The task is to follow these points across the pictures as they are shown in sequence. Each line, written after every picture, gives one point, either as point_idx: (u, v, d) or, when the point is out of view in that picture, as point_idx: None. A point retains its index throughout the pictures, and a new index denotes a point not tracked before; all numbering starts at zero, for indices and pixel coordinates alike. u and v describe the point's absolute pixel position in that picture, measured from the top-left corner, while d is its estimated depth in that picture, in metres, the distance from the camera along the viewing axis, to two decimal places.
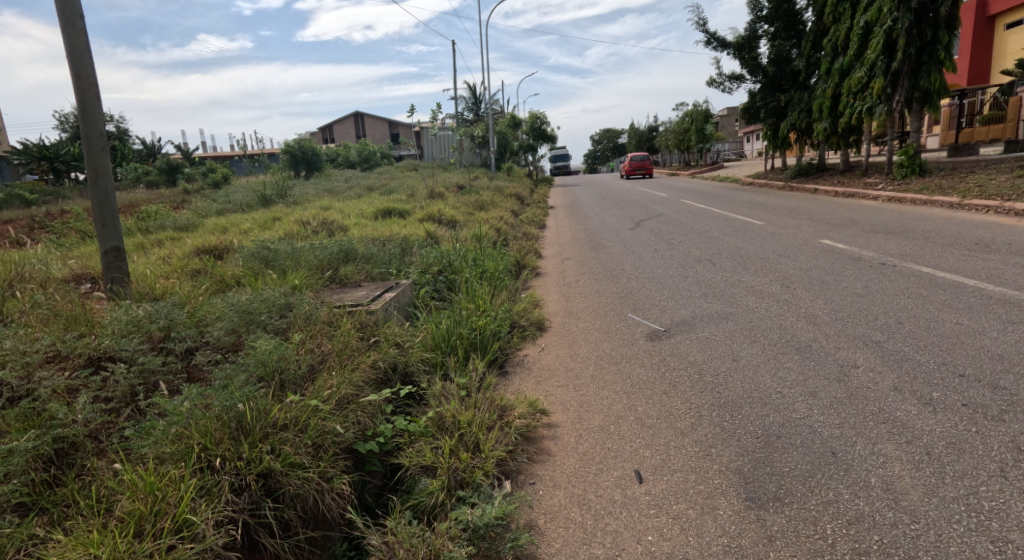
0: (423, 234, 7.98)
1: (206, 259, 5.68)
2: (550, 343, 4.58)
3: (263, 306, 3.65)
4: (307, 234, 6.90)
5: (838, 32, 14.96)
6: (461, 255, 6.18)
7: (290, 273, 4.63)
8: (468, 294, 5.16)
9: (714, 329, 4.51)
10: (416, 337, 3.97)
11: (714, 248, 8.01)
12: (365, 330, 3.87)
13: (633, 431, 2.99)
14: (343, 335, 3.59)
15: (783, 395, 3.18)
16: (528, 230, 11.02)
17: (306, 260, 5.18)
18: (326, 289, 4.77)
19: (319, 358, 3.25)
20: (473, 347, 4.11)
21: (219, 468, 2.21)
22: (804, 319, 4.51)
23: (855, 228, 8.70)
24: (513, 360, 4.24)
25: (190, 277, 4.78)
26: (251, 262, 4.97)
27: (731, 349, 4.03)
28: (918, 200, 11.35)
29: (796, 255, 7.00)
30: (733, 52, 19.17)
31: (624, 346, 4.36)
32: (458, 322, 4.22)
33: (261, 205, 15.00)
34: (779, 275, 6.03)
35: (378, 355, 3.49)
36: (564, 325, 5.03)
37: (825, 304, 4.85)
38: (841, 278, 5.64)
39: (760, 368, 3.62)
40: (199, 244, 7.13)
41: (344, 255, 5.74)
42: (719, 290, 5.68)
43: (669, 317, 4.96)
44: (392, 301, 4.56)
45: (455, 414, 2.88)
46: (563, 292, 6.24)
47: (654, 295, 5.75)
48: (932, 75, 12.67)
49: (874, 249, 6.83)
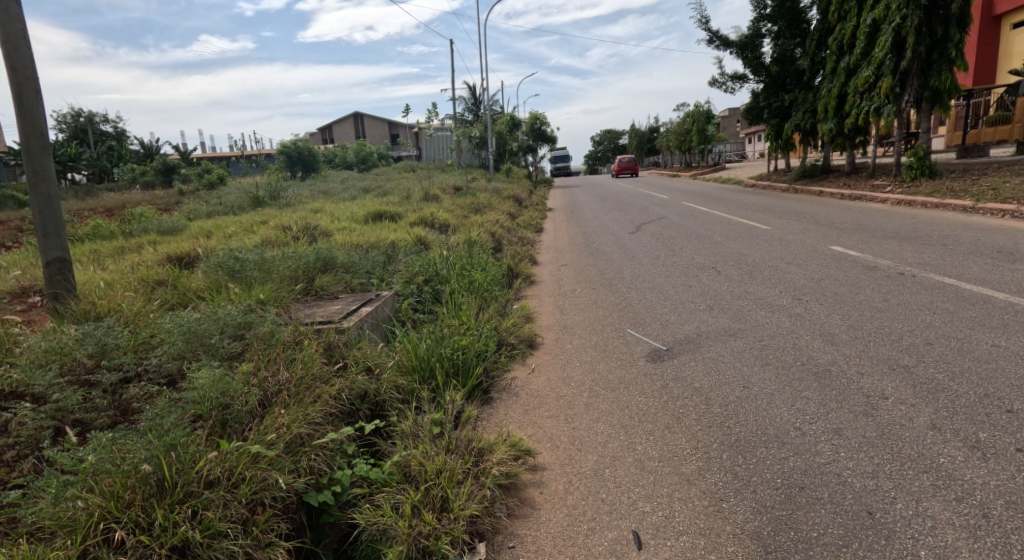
0: (412, 239, 7.57)
1: (172, 268, 5.28)
2: (540, 364, 4.18)
3: (216, 326, 3.24)
4: (287, 241, 6.51)
5: (843, 30, 14.55)
6: (449, 263, 5.78)
7: (257, 287, 4.25)
8: (453, 307, 4.75)
9: (721, 348, 4.12)
10: (390, 361, 3.58)
11: (718, 255, 7.62)
12: (332, 354, 3.47)
13: (631, 477, 2.58)
14: (306, 359, 3.19)
15: (804, 433, 2.77)
16: (524, 234, 10.62)
17: (278, 270, 4.78)
18: (295, 303, 4.38)
19: (272, 392, 2.85)
20: (454, 371, 3.71)
21: (121, 544, 1.85)
22: (820, 337, 4.11)
23: (867, 233, 8.29)
24: (499, 384, 3.85)
25: (148, 290, 4.38)
26: (215, 273, 4.57)
27: (741, 373, 3.62)
28: (929, 203, 10.96)
29: (806, 262, 6.60)
30: (735, 51, 18.78)
31: (622, 368, 3.96)
32: (438, 341, 3.82)
33: (252, 207, 14.65)
34: (789, 286, 5.63)
35: (344, 385, 3.11)
36: (558, 342, 4.63)
37: (842, 319, 4.44)
38: (857, 290, 5.23)
39: (773, 397, 3.22)
40: (174, 250, 6.75)
41: (322, 265, 5.37)
42: (724, 303, 5.28)
43: (671, 333, 4.57)
44: (370, 317, 4.17)
45: (425, 461, 2.48)
46: (557, 304, 5.84)
47: (655, 308, 5.34)
48: (942, 74, 12.24)
49: (890, 256, 6.43)
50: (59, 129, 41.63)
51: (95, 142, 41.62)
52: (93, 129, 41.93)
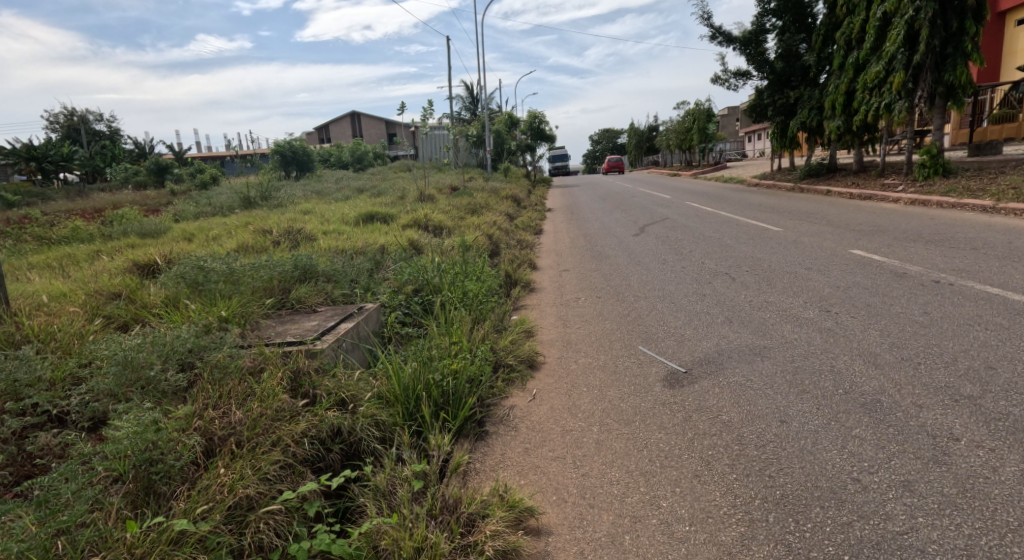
0: (404, 244, 7.05)
1: (133, 278, 4.78)
2: (542, 388, 3.68)
3: (158, 354, 2.77)
4: (266, 247, 5.99)
5: (852, 25, 14.09)
6: (440, 271, 5.27)
7: (219, 301, 3.77)
8: (444, 323, 4.26)
9: (747, 371, 3.63)
10: (368, 391, 3.11)
11: (730, 259, 7.13)
12: (298, 383, 3.01)
13: (656, 549, 2.10)
14: (267, 393, 2.72)
15: (866, 488, 2.27)
16: (524, 236, 10.13)
17: (247, 280, 4.28)
18: (265, 320, 3.90)
19: (217, 437, 2.37)
20: (444, 400, 3.22)
21: None
22: (861, 358, 3.61)
23: (887, 236, 7.80)
24: (496, 416, 3.36)
25: (97, 306, 3.90)
26: (175, 286, 4.08)
27: (775, 403, 3.13)
28: (945, 203, 10.51)
29: (828, 268, 6.11)
30: (739, 47, 18.32)
31: (638, 394, 3.47)
32: (426, 365, 3.35)
33: (241, 208, 14.11)
34: (814, 295, 5.15)
35: (310, 425, 2.64)
36: (561, 361, 4.14)
37: (881, 336, 3.94)
38: (890, 299, 4.74)
39: (820, 435, 2.73)
40: (144, 256, 6.22)
41: (301, 274, 4.89)
42: (744, 315, 4.78)
43: (688, 352, 4.08)
44: (349, 336, 3.67)
45: (404, 536, 2.01)
46: (559, 315, 5.35)
47: (668, 321, 4.85)
48: (957, 69, 11.75)
49: (919, 262, 5.94)
50: (53, 128, 40.98)
51: (88, 142, 40.93)
52: (87, 128, 41.22)
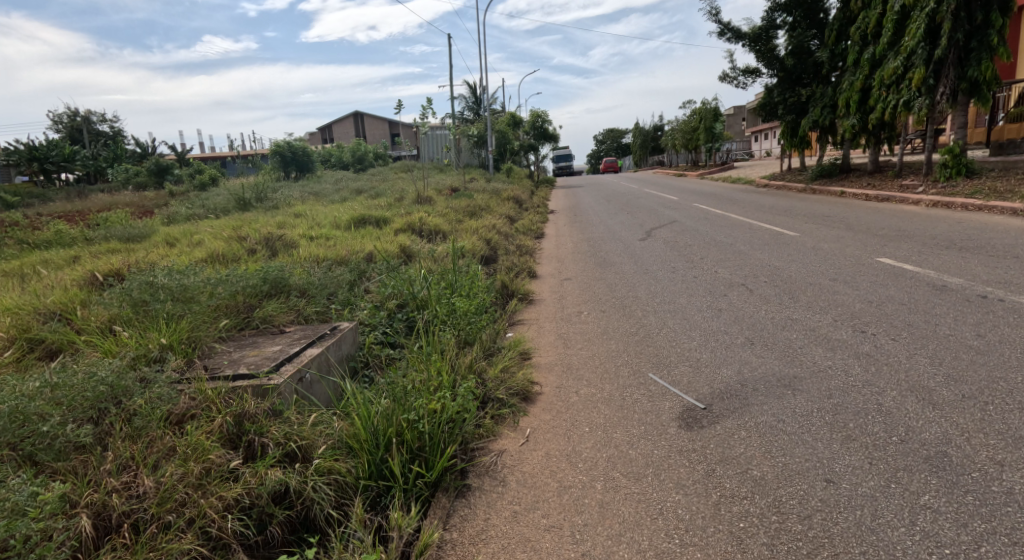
0: (393, 251, 6.52)
1: (79, 293, 4.27)
2: (537, 427, 3.16)
3: (57, 403, 2.28)
4: (238, 257, 5.48)
5: (867, 19, 13.49)
6: (427, 282, 4.75)
7: (163, 326, 3.26)
8: (428, 347, 3.74)
9: (777, 409, 3.08)
10: (328, 437, 2.61)
11: (745, 268, 6.57)
12: (242, 430, 2.52)
13: None
14: (194, 447, 2.24)
15: None
16: (524, 240, 9.61)
17: (202, 296, 3.78)
18: (218, 345, 3.39)
19: (116, 513, 1.93)
20: (419, 445, 2.68)
21: None
22: (913, 395, 3.05)
23: (916, 242, 7.23)
24: (482, 465, 2.83)
25: (27, 329, 3.41)
26: (117, 306, 3.57)
27: (816, 454, 2.60)
28: (971, 205, 9.96)
29: (856, 280, 5.56)
30: (747, 44, 17.73)
31: (651, 438, 2.94)
32: (401, 404, 2.82)
33: (235, 210, 13.62)
34: (844, 311, 4.62)
35: (243, 488, 2.15)
36: (559, 391, 3.61)
37: (931, 366, 3.40)
38: (934, 318, 4.21)
39: (880, 504, 2.20)
40: (108, 265, 5.74)
41: (270, 288, 4.39)
42: (769, 336, 4.23)
43: (706, 382, 3.54)
44: (312, 367, 3.12)
45: None
46: (559, 333, 4.82)
47: (680, 341, 4.32)
48: (982, 63, 11.13)
49: (956, 272, 5.39)
50: (55, 128, 40.77)
51: (91, 141, 40.67)
52: (90, 128, 41.00)
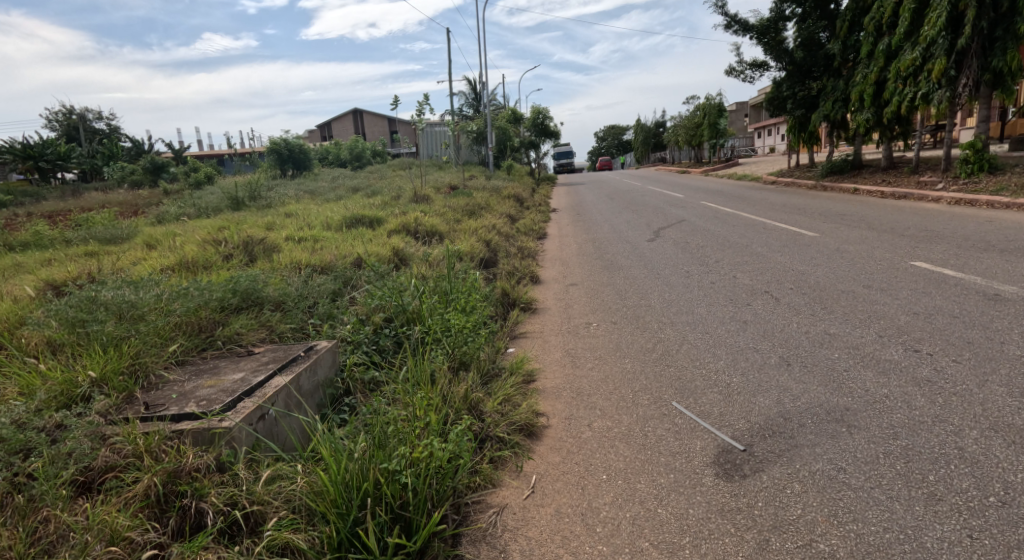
0: (384, 255, 5.99)
1: (21, 305, 3.78)
2: (545, 476, 2.63)
3: None
4: (211, 264, 4.97)
5: (883, 8, 12.87)
6: (416, 291, 4.21)
7: (100, 353, 2.77)
8: (415, 369, 3.20)
9: (834, 453, 2.55)
10: (287, 499, 2.09)
11: (766, 273, 6.04)
12: (175, 492, 2.02)
13: None
14: (98, 527, 1.81)
15: None
16: (526, 241, 9.09)
17: (153, 315, 3.24)
18: (168, 371, 2.87)
19: None
20: (402, 503, 2.13)
21: None
22: (999, 437, 2.52)
23: (948, 243, 6.69)
24: (478, 528, 2.30)
25: None
26: (51, 326, 3.09)
27: (897, 521, 2.08)
28: (997, 203, 9.43)
29: (892, 287, 5.03)
30: (755, 36, 17.13)
31: (684, 493, 2.41)
32: (381, 450, 2.27)
33: (226, 209, 13.07)
34: (888, 324, 4.11)
35: None
36: (569, 426, 3.08)
37: (1010, 397, 2.86)
38: (994, 333, 3.70)
39: None
40: (67, 272, 5.21)
41: (241, 299, 3.87)
42: (806, 356, 3.70)
43: (742, 415, 3.01)
44: (278, 402, 2.60)
45: None
46: (565, 348, 4.29)
47: (705, 361, 3.80)
48: (1007, 53, 10.56)
49: (1004, 279, 4.86)
50: (52, 126, 40.03)
51: (88, 140, 40.05)
52: (86, 125, 40.43)
